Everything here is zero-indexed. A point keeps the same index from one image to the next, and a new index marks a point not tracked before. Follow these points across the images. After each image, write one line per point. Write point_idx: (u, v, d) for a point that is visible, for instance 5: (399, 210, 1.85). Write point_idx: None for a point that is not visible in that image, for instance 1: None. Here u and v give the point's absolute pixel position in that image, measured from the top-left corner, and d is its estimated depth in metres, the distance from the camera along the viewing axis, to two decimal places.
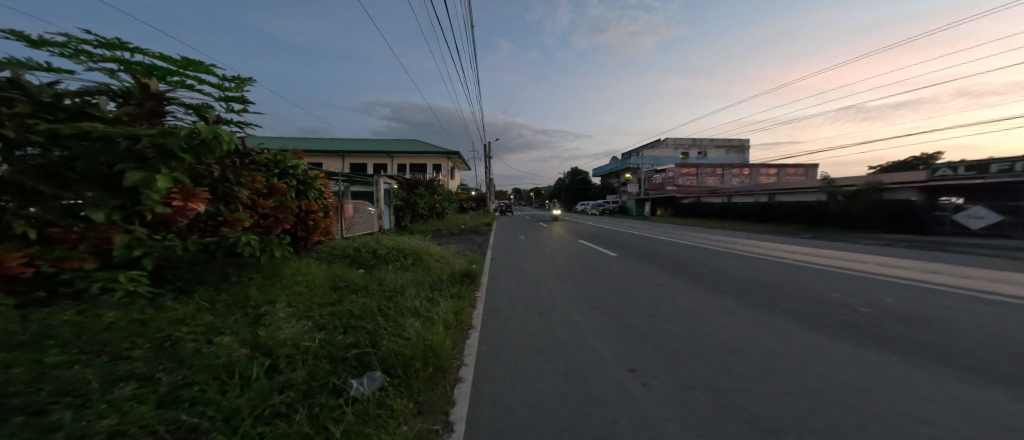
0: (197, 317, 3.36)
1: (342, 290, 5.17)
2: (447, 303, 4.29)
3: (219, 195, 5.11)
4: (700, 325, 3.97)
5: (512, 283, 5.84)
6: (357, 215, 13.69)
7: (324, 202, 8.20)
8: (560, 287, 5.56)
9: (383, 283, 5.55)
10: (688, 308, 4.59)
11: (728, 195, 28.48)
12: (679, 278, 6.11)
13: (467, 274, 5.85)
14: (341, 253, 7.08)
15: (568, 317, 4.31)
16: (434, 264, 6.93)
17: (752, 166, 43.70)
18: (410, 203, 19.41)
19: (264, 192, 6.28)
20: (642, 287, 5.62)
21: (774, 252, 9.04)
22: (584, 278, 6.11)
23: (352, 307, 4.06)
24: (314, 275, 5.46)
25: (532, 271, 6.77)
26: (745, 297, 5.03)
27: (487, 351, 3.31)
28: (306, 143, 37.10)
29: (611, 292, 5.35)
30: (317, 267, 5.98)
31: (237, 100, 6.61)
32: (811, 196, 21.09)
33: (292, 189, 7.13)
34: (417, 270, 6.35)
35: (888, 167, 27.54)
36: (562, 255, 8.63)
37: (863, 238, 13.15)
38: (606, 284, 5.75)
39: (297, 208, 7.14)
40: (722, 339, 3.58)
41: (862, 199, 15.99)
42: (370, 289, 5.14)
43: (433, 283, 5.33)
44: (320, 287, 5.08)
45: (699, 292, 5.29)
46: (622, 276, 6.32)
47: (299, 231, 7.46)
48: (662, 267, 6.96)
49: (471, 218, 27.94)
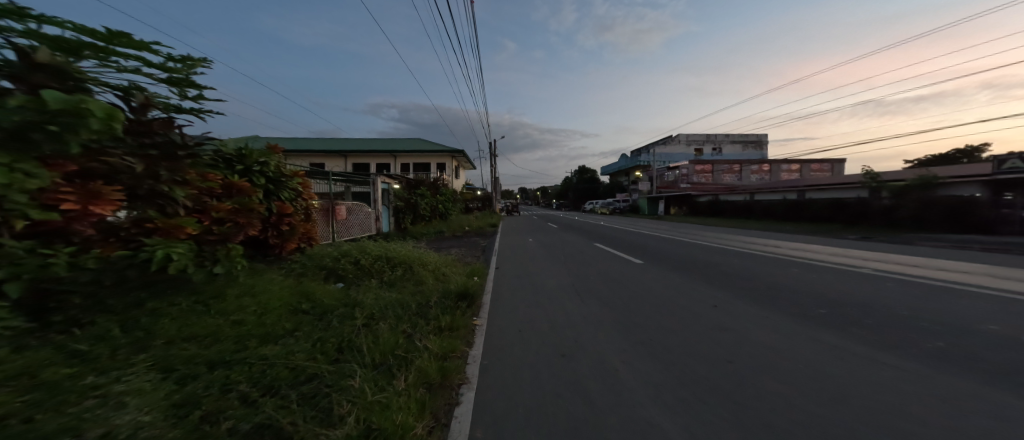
0: (41, 376, 2.14)
1: (301, 316, 3.98)
2: (431, 346, 3.07)
3: (145, 194, 4.00)
4: (806, 377, 2.64)
5: (521, 307, 4.61)
6: (352, 216, 12.63)
7: (303, 203, 7.06)
8: (582, 314, 4.30)
9: (357, 305, 4.36)
10: (772, 345, 3.26)
11: (750, 193, 26.81)
12: (740, 293, 4.76)
13: (464, 295, 4.63)
14: (317, 264, 5.89)
15: (603, 365, 3.05)
16: (425, 278, 5.65)
17: (772, 163, 41.60)
18: (410, 204, 18.22)
19: (218, 192, 5.19)
20: (692, 307, 4.30)
21: (832, 255, 7.62)
22: (613, 298, 4.85)
23: (296, 353, 2.85)
24: (270, 295, 4.29)
25: (545, 288, 5.50)
26: (846, 322, 3.68)
27: (486, 436, 2.05)
28: (308, 143, 36.42)
29: (650, 318, 4.05)
30: (278, 284, 4.80)
31: (188, 84, 5.56)
32: (848, 193, 19.41)
33: (260, 189, 6.02)
34: (405, 288, 5.15)
35: (927, 161, 25.59)
36: (579, 265, 7.29)
37: (924, 240, 11.51)
38: (643, 306, 4.45)
39: (265, 211, 6.01)
40: (861, 403, 2.24)
41: (912, 195, 14.50)
42: (337, 316, 3.94)
43: (419, 308, 4.10)
44: (273, 312, 3.91)
45: (774, 315, 3.96)
46: (659, 292, 5.01)
47: (271, 239, 6.29)
48: (711, 278, 5.60)
49: (476, 220, 26.83)
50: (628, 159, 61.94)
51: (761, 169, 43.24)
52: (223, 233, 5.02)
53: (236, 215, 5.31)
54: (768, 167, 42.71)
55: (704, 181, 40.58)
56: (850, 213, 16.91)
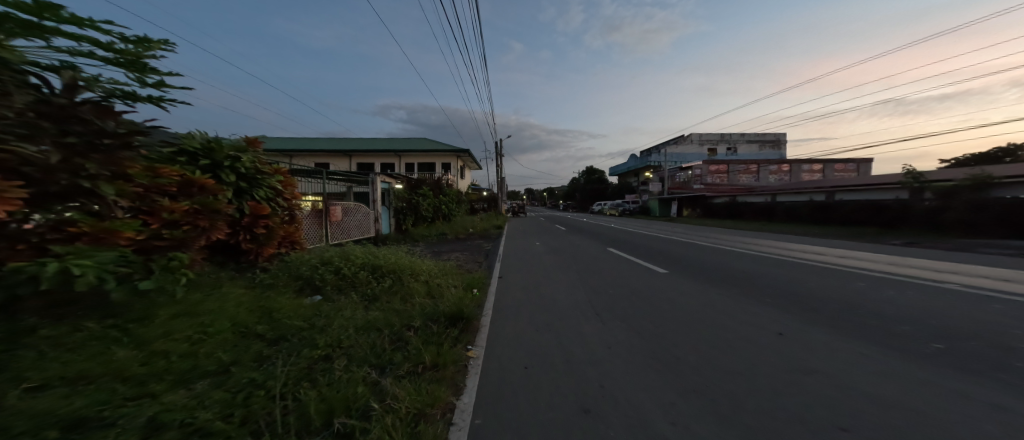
0: None
1: (250, 343, 3.16)
2: (404, 398, 2.22)
3: (61, 193, 3.18)
4: None
5: (526, 333, 3.77)
6: (349, 217, 11.89)
7: (283, 203, 6.26)
8: (604, 345, 3.44)
9: (324, 327, 3.54)
10: (885, 398, 2.30)
11: (771, 194, 25.53)
12: (801, 315, 3.81)
13: (457, 316, 3.80)
14: (293, 273, 5.10)
15: (643, 428, 2.15)
16: (415, 292, 4.80)
17: (791, 163, 40.02)
18: (411, 205, 17.43)
19: (174, 191, 4.40)
20: (746, 337, 3.37)
21: (888, 264, 6.60)
22: (641, 322, 3.95)
23: (206, 408, 2.00)
24: (218, 315, 3.47)
25: (554, 306, 4.65)
26: (971, 361, 2.71)
27: None
28: (312, 142, 35.93)
29: (692, 351, 3.16)
30: (236, 298, 4.00)
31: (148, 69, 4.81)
32: (883, 194, 18.11)
33: (230, 187, 5.21)
34: (389, 305, 4.33)
35: (965, 162, 24.02)
36: (594, 275, 6.38)
37: (982, 246, 10.33)
38: (680, 334, 3.55)
39: (235, 212, 5.22)
40: None
41: (960, 197, 13.31)
42: (294, 344, 3.12)
43: (399, 336, 3.28)
44: (212, 339, 3.07)
45: (862, 350, 3.00)
46: (695, 312, 4.11)
47: (244, 243, 5.45)
48: (756, 293, 4.65)
49: (482, 221, 25.98)
50: (638, 160, 60.60)
51: (778, 170, 41.74)
52: (178, 238, 4.23)
53: (195, 217, 4.52)
54: (787, 167, 41.04)
55: (719, 181, 39.17)
56: (886, 216, 15.73)
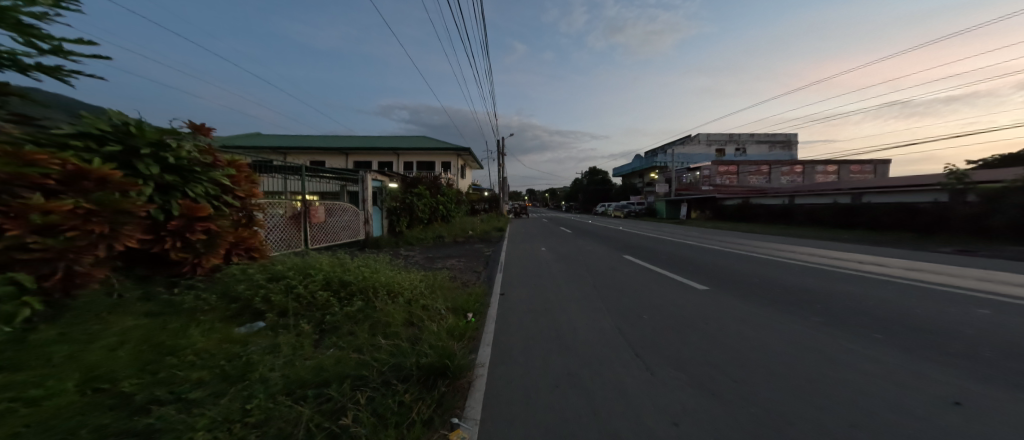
0: None
1: (95, 416, 1.91)
2: None
3: None
4: None
5: (539, 393, 2.56)
6: (334, 218, 10.67)
7: (233, 202, 5.06)
8: (668, 419, 2.20)
9: (232, 385, 2.32)
10: None
11: (788, 196, 24.28)
12: (956, 369, 2.55)
13: (439, 368, 2.60)
14: (229, 292, 3.89)
15: None
16: (389, 322, 3.56)
17: (803, 164, 38.75)
18: (407, 205, 16.13)
19: (54, 185, 3.16)
20: (896, 408, 2.12)
21: (977, 281, 5.38)
22: (706, 375, 2.71)
23: None
24: (59, 369, 2.20)
25: (578, 343, 3.45)
26: None
27: None
28: (307, 140, 34.76)
29: (823, 436, 1.90)
30: (121, 335, 2.76)
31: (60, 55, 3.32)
32: (915, 196, 16.88)
33: (151, 181, 3.98)
34: (346, 342, 3.11)
35: (995, 163, 22.71)
36: (618, 294, 5.18)
37: None
38: (780, 401, 2.29)
39: (157, 214, 4.00)
40: None
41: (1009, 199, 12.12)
42: (163, 419, 1.88)
43: (342, 408, 2.07)
44: (19, 416, 1.81)
45: None
46: (785, 360, 2.85)
47: (172, 253, 4.24)
48: (854, 328, 3.40)
49: (482, 223, 24.80)
50: (643, 160, 59.35)
51: (789, 171, 40.54)
52: (54, 249, 3.04)
53: (87, 220, 3.28)
54: (799, 167, 39.77)
55: (728, 182, 37.97)
56: (922, 220, 14.63)
